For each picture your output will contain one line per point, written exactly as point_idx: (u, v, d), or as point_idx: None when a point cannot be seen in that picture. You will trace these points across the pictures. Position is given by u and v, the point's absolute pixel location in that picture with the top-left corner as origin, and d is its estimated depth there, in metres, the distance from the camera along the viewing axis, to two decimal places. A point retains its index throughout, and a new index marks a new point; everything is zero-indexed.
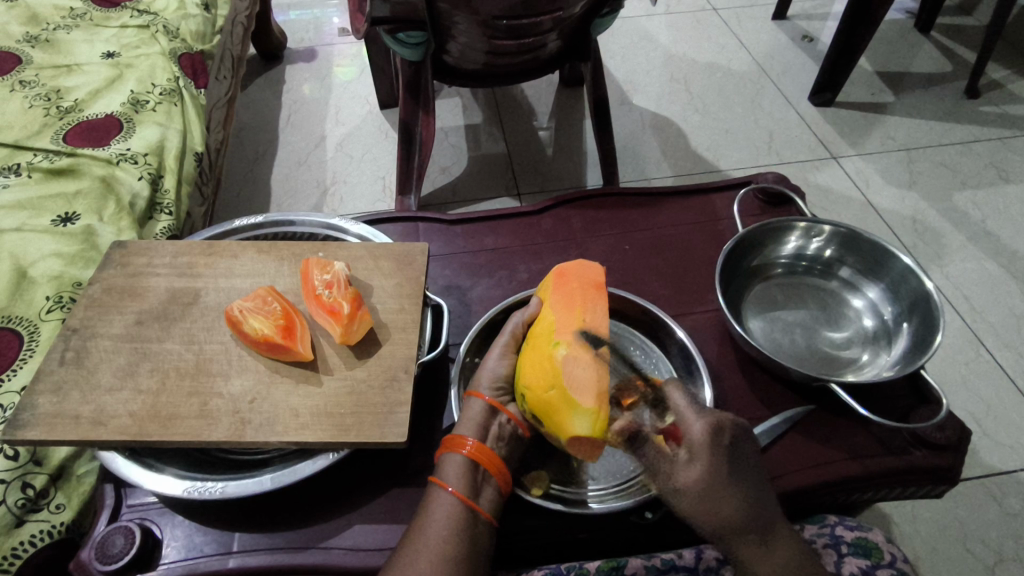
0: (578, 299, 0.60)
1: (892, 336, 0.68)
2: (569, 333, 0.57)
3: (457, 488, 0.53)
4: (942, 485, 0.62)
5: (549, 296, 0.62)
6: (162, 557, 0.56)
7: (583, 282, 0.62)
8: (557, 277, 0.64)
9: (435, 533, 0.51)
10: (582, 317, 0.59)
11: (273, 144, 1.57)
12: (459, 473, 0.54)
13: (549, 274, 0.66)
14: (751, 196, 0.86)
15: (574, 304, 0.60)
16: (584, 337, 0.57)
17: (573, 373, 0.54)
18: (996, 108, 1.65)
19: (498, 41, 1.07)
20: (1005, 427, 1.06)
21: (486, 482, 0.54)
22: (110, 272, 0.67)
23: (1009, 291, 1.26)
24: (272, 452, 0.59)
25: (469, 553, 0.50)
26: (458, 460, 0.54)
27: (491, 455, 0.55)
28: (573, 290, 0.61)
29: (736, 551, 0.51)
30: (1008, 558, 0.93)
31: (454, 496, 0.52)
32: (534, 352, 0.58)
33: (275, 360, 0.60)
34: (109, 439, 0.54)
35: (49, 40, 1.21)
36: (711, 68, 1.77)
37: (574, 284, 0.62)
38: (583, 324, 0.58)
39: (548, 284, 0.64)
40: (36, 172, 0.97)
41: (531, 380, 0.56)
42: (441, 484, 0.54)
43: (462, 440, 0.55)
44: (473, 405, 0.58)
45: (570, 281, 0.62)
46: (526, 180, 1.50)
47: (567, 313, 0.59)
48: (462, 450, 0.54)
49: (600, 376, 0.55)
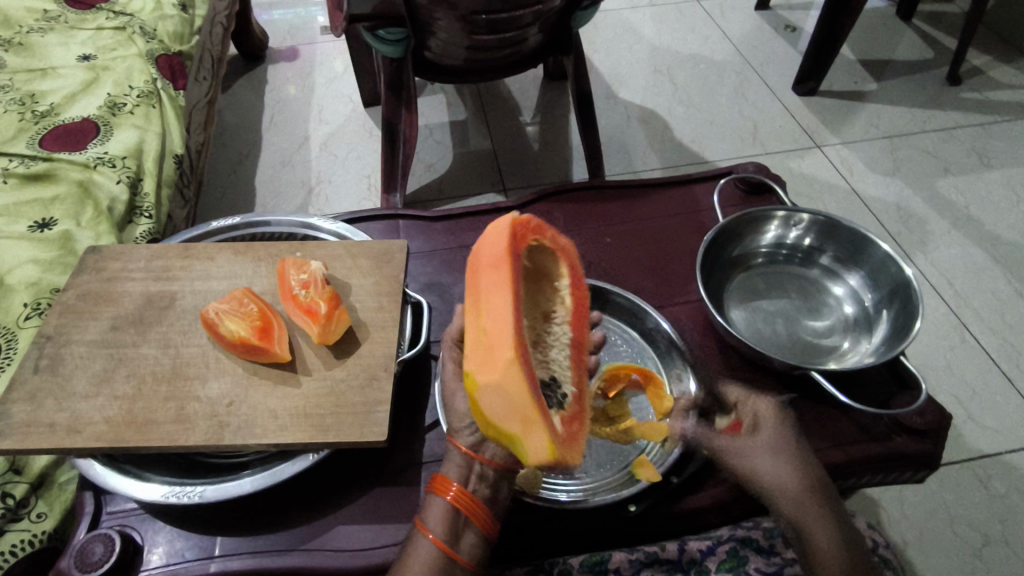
0: (479, 294, 0.49)
1: (873, 322, 0.68)
2: (473, 359, 0.48)
3: (437, 534, 0.51)
4: (923, 470, 0.62)
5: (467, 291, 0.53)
6: (144, 563, 0.56)
7: (483, 265, 0.50)
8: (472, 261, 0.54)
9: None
10: (480, 324, 0.48)
11: (256, 145, 1.56)
12: (441, 518, 0.51)
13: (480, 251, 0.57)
14: (732, 186, 0.86)
15: (475, 305, 0.49)
16: (488, 352, 0.46)
17: (491, 406, 0.46)
18: (978, 94, 1.66)
19: (478, 36, 1.07)
20: (990, 410, 1.07)
21: (469, 528, 0.52)
22: (85, 277, 0.66)
23: (992, 276, 1.27)
24: (251, 455, 0.59)
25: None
26: (441, 504, 0.52)
27: (473, 500, 0.52)
28: (477, 289, 0.49)
29: (798, 514, 0.51)
30: (993, 539, 0.94)
31: (434, 543, 0.50)
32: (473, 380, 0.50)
33: (253, 361, 0.59)
34: (84, 446, 0.54)
35: (23, 43, 1.20)
36: (695, 60, 1.77)
37: (475, 272, 0.51)
38: (484, 332, 0.47)
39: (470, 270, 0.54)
40: (12, 177, 0.96)
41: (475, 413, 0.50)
42: (423, 527, 0.52)
43: (444, 483, 0.52)
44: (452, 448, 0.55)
45: (472, 268, 0.52)
46: (512, 176, 1.49)
47: (470, 325, 0.49)
48: (446, 495, 0.52)
49: (518, 394, 0.45)
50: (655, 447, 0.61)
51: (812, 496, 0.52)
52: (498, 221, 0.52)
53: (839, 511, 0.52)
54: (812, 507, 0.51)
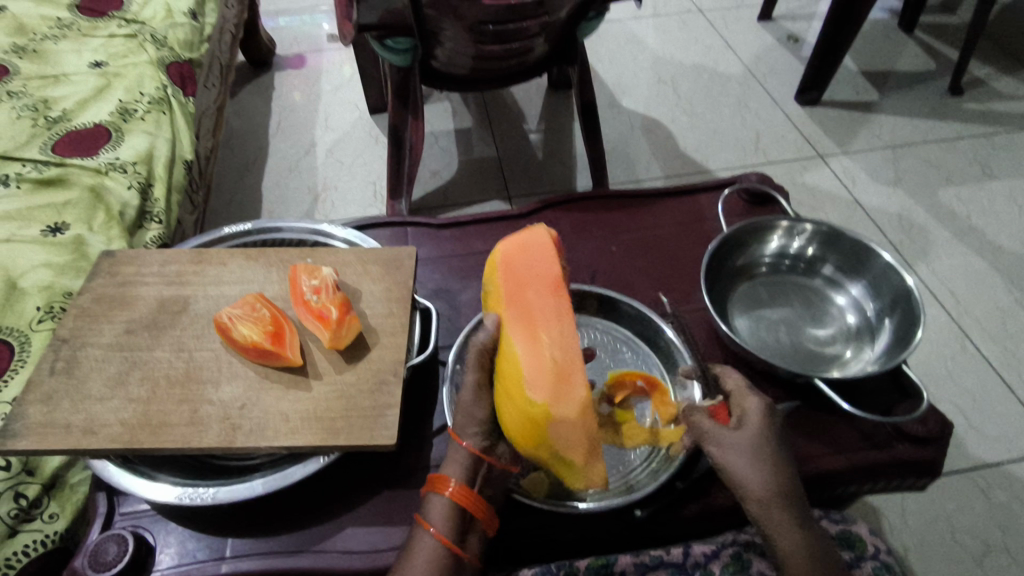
0: (542, 328, 0.57)
1: (875, 331, 0.69)
2: (540, 382, 0.54)
3: (439, 529, 0.51)
4: (925, 477, 0.63)
5: (505, 314, 0.59)
6: (156, 563, 0.57)
7: (541, 301, 0.58)
8: (510, 284, 0.60)
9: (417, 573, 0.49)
10: (547, 355, 0.55)
11: (263, 151, 1.58)
12: (443, 514, 0.52)
13: (496, 264, 0.62)
14: (735, 196, 0.87)
15: (535, 334, 0.56)
16: (558, 382, 0.54)
17: (562, 439, 0.54)
18: (979, 105, 1.67)
19: (485, 46, 1.08)
20: (991, 420, 1.07)
21: (470, 525, 0.53)
22: (99, 281, 0.68)
23: (993, 286, 1.28)
24: (262, 458, 0.60)
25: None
26: (441, 501, 0.52)
27: (474, 498, 0.52)
28: (537, 330, 0.57)
29: (764, 516, 0.51)
30: (994, 548, 0.94)
31: (437, 539, 0.51)
32: (513, 411, 0.55)
33: (265, 365, 0.60)
34: (100, 448, 0.55)
35: (36, 50, 1.22)
36: (698, 69, 1.79)
37: (533, 304, 0.58)
38: (557, 372, 0.55)
39: (502, 291, 0.60)
40: (25, 182, 0.98)
41: (512, 426, 0.55)
42: (424, 524, 0.52)
43: (445, 482, 0.53)
44: (455, 448, 0.56)
45: (525, 298, 0.59)
46: (516, 183, 1.51)
47: (531, 350, 0.56)
48: (446, 491, 0.53)
49: (588, 429, 0.54)
50: (660, 452, 0.61)
51: (779, 500, 0.51)
52: (550, 261, 0.61)
53: (805, 514, 0.51)
54: (775, 510, 0.51)
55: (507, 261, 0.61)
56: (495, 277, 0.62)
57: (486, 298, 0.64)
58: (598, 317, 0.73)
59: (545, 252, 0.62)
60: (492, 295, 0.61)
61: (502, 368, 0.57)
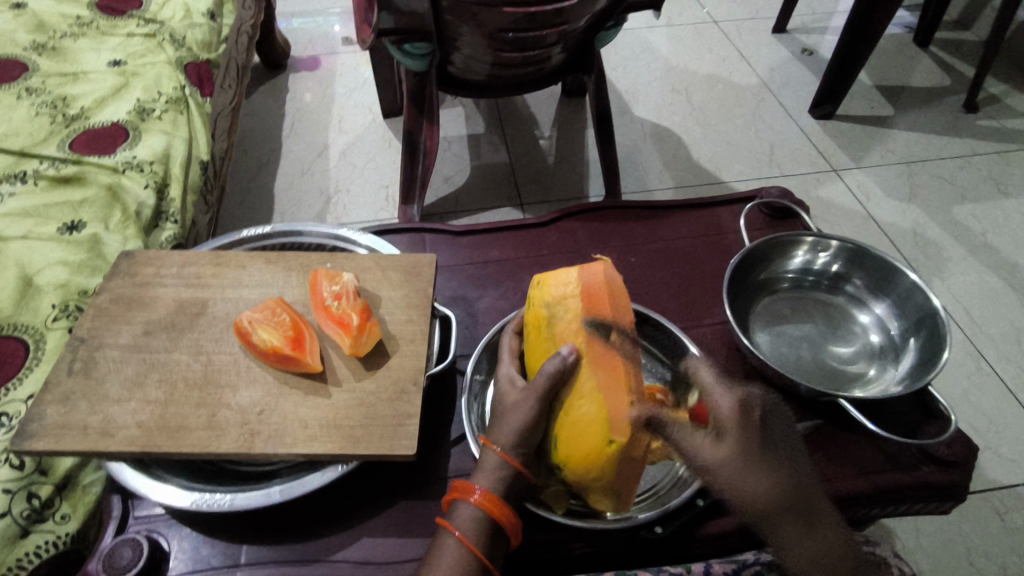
0: (626, 370, 0.53)
1: (899, 351, 0.68)
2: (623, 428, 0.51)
3: (464, 533, 0.50)
4: (950, 501, 0.62)
5: (584, 349, 0.55)
6: (169, 569, 0.56)
7: (621, 345, 0.55)
8: (593, 318, 0.55)
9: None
10: (630, 400, 0.52)
11: (276, 152, 1.58)
12: (471, 520, 0.51)
13: (578, 296, 0.57)
14: (757, 210, 0.87)
15: (620, 376, 0.53)
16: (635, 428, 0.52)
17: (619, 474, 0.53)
18: (994, 122, 1.66)
19: (503, 53, 1.08)
20: (1007, 441, 1.06)
21: (497, 534, 0.51)
22: (118, 281, 0.67)
23: (1009, 304, 1.27)
24: (280, 464, 0.59)
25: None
26: (467, 507, 0.51)
27: (503, 507, 0.52)
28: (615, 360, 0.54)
29: (773, 535, 0.48)
30: (1010, 572, 0.93)
31: (462, 545, 0.50)
32: (583, 436, 0.52)
33: (284, 371, 0.60)
34: (117, 450, 0.54)
35: (56, 47, 1.22)
36: (712, 80, 1.78)
37: (616, 344, 0.55)
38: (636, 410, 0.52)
39: (583, 324, 0.56)
40: (42, 180, 0.98)
41: (574, 457, 0.53)
42: (450, 527, 0.51)
43: (473, 488, 0.52)
44: (487, 453, 0.54)
45: (610, 337, 0.55)
46: (529, 190, 1.50)
47: (613, 393, 0.52)
48: (471, 497, 0.52)
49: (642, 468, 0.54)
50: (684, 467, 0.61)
51: (781, 511, 0.47)
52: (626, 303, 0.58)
53: (814, 517, 0.47)
54: (781, 524, 0.47)
55: (589, 294, 0.57)
56: (569, 305, 0.57)
57: (545, 318, 0.58)
58: None
59: (624, 290, 0.59)
60: (564, 322, 0.57)
61: (573, 399, 0.54)
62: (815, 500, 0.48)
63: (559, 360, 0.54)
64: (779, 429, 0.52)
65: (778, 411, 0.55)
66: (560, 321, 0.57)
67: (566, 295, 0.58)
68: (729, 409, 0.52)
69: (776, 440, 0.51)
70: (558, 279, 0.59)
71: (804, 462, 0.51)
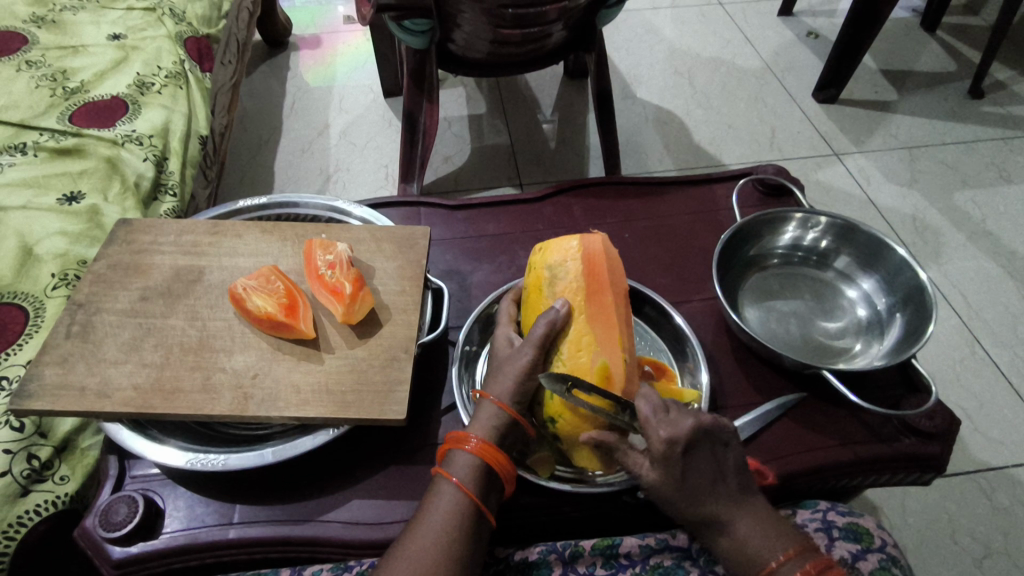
0: (620, 326, 0.56)
1: (885, 326, 0.69)
2: (621, 380, 0.54)
3: (461, 480, 0.52)
4: (930, 473, 0.63)
5: (583, 306, 0.56)
6: (164, 527, 0.57)
7: (618, 307, 0.57)
8: (593, 278, 0.57)
9: (437, 525, 0.50)
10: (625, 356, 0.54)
11: (277, 131, 1.58)
12: (467, 468, 0.52)
13: (579, 257, 0.58)
14: (751, 187, 0.87)
15: (616, 332, 0.55)
16: (630, 380, 0.55)
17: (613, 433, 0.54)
18: (999, 108, 1.65)
19: (503, 30, 1.08)
20: (997, 424, 1.07)
21: (492, 482, 0.53)
22: (116, 249, 0.68)
23: (1005, 290, 1.27)
24: (273, 427, 0.60)
25: (468, 552, 0.49)
26: (464, 456, 0.53)
27: (497, 454, 0.53)
28: (610, 320, 0.55)
29: (700, 535, 0.53)
30: (995, 551, 0.94)
31: (458, 490, 0.51)
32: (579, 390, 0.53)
33: (278, 337, 0.61)
34: (113, 411, 0.55)
35: (55, 21, 1.22)
36: (716, 63, 1.77)
37: (614, 304, 0.56)
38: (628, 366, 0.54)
39: (583, 283, 0.57)
40: (42, 151, 0.98)
41: (566, 410, 0.54)
42: (447, 474, 0.53)
43: (470, 436, 0.53)
44: (483, 405, 0.55)
45: (607, 298, 0.56)
46: (529, 171, 1.50)
47: (610, 346, 0.54)
48: (467, 446, 0.53)
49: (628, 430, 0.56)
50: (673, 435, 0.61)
51: (705, 523, 0.52)
52: (621, 268, 0.60)
53: (721, 526, 0.51)
54: (707, 531, 0.52)
55: (590, 258, 0.58)
56: (569, 267, 0.58)
57: (545, 279, 0.59)
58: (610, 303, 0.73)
59: (619, 259, 0.61)
60: (563, 281, 0.57)
61: (568, 353, 0.55)
62: (734, 520, 0.51)
63: (558, 315, 0.56)
64: (704, 457, 0.51)
65: (713, 433, 0.51)
66: (560, 281, 0.58)
67: (566, 256, 0.58)
68: (658, 448, 0.50)
69: (696, 473, 0.51)
70: (559, 243, 0.60)
71: (727, 482, 0.52)
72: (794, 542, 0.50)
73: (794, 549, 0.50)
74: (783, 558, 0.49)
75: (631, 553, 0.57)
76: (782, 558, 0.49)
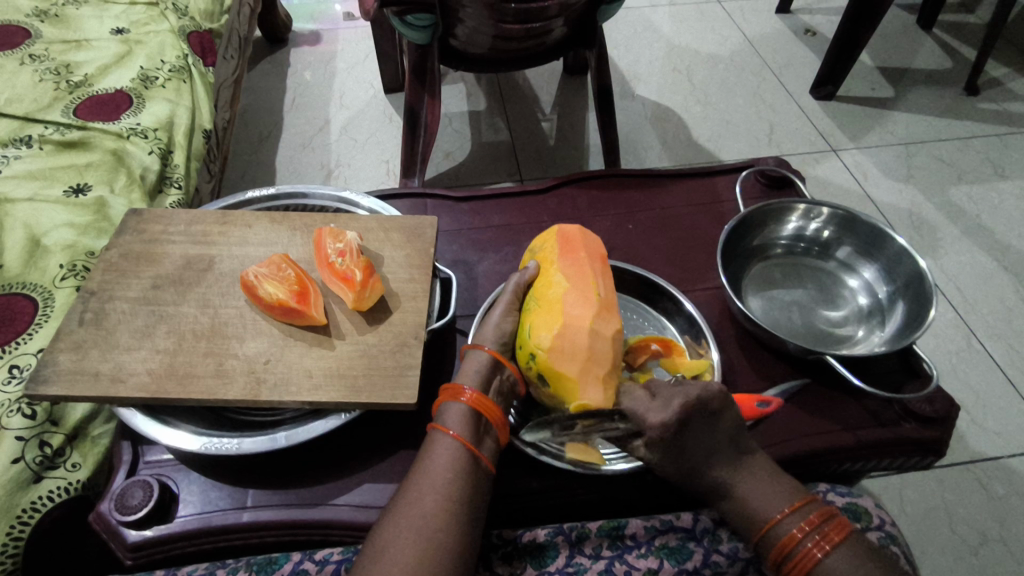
0: (590, 271, 0.62)
1: (886, 314, 0.70)
2: (592, 306, 0.58)
3: (458, 432, 0.53)
4: (930, 457, 0.65)
5: (552, 261, 0.63)
6: (178, 511, 0.58)
7: (591, 257, 0.64)
8: (564, 240, 0.65)
9: (437, 471, 0.51)
10: (596, 289, 0.60)
11: (278, 127, 1.58)
12: (462, 420, 0.54)
13: (552, 232, 0.67)
14: (754, 179, 0.89)
15: (588, 274, 0.61)
16: (602, 311, 0.58)
17: (596, 350, 0.56)
18: (995, 105, 1.67)
19: (505, 25, 1.08)
20: (993, 415, 1.09)
21: (486, 430, 0.55)
22: (126, 238, 0.69)
23: (1001, 284, 1.29)
24: (286, 413, 0.61)
25: (470, 494, 0.51)
26: (459, 408, 0.55)
27: (492, 405, 0.55)
28: (582, 264, 0.62)
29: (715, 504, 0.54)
30: (992, 539, 0.96)
31: (456, 440, 0.53)
32: (550, 315, 0.58)
33: (289, 324, 0.61)
34: (128, 395, 0.56)
35: (59, 15, 1.22)
36: (714, 59, 1.78)
37: (584, 255, 0.63)
38: (598, 298, 0.59)
39: (555, 245, 0.65)
40: (47, 144, 0.99)
41: (544, 339, 0.57)
42: (443, 428, 0.54)
43: (463, 389, 0.55)
44: (475, 356, 0.59)
45: (579, 251, 0.64)
46: (529, 167, 1.51)
47: (579, 285, 0.60)
48: (461, 399, 0.55)
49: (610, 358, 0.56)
50: None
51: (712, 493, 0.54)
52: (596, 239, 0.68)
53: (726, 488, 0.53)
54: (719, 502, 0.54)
55: (562, 230, 0.67)
56: (544, 244, 0.68)
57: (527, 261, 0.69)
58: (620, 289, 0.74)
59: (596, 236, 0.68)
60: (540, 251, 0.67)
61: (537, 294, 0.62)
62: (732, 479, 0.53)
63: (530, 272, 0.65)
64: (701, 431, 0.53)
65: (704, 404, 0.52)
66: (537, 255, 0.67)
67: (542, 238, 0.69)
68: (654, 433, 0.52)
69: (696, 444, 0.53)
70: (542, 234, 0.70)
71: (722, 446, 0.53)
72: (798, 496, 0.52)
73: (798, 501, 0.51)
74: (786, 511, 0.51)
75: (636, 535, 0.59)
76: (785, 511, 0.51)
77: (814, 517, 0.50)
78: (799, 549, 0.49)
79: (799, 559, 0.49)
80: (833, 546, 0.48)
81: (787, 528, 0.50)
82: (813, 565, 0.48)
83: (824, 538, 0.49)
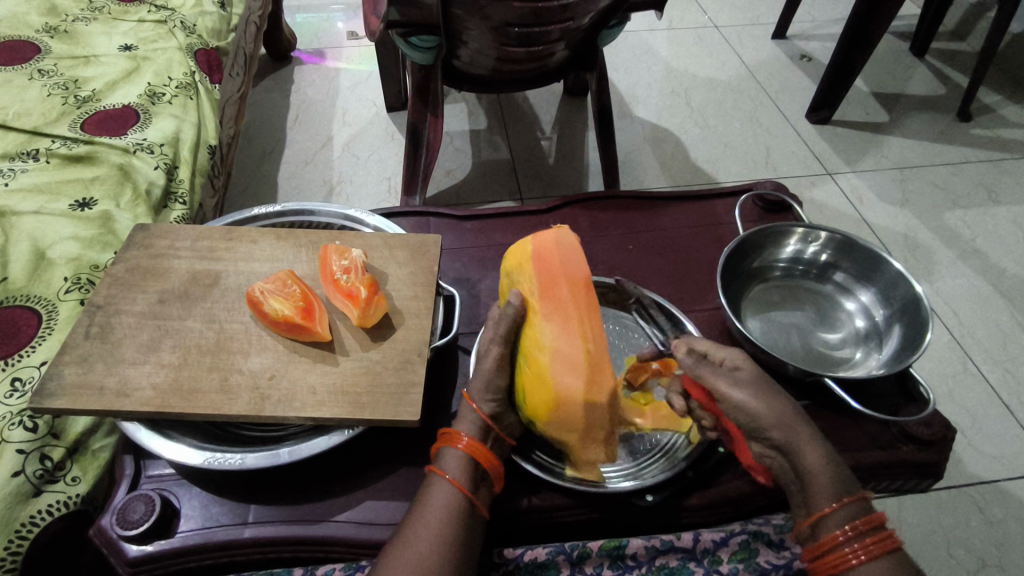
0: (577, 324, 0.60)
1: (883, 336, 0.71)
2: (583, 375, 0.58)
3: (455, 477, 0.54)
4: (928, 479, 0.65)
5: (540, 303, 0.61)
6: (179, 526, 0.58)
7: (575, 297, 0.61)
8: (546, 279, 0.62)
9: (433, 514, 0.51)
10: (585, 347, 0.59)
11: (280, 143, 1.60)
12: (459, 466, 0.54)
13: (532, 260, 0.64)
14: (752, 202, 0.90)
15: (575, 329, 0.60)
16: (594, 375, 0.59)
17: (592, 419, 0.59)
18: (987, 131, 1.70)
19: (508, 48, 1.10)
20: (989, 438, 1.09)
21: (482, 477, 0.55)
22: (133, 252, 0.69)
23: (996, 308, 1.30)
24: (288, 429, 0.62)
25: (464, 541, 0.51)
26: (456, 454, 0.55)
27: (488, 454, 0.55)
28: (569, 314, 0.61)
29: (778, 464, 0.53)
30: (989, 563, 0.96)
31: (453, 484, 0.53)
32: (542, 386, 0.59)
33: (294, 340, 0.62)
34: (132, 410, 0.56)
35: (68, 31, 1.24)
36: (712, 83, 1.81)
37: (569, 298, 0.61)
38: (589, 357, 0.59)
39: (537, 283, 0.63)
40: (54, 158, 1.00)
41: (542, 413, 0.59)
42: (439, 472, 0.54)
43: (462, 435, 0.56)
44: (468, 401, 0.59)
45: (563, 293, 0.62)
46: (529, 187, 1.53)
47: (568, 347, 0.59)
48: (459, 444, 0.55)
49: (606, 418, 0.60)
50: (680, 437, 0.63)
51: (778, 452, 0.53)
52: (580, 261, 0.64)
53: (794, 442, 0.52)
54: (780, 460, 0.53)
55: (541, 258, 0.64)
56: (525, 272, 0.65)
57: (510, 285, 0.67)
58: (621, 309, 0.75)
59: (578, 249, 0.65)
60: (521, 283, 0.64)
61: (527, 346, 0.61)
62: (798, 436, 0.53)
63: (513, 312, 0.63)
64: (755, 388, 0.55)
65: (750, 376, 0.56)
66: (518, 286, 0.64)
67: (522, 259, 0.65)
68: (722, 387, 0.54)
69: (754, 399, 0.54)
70: (521, 250, 0.67)
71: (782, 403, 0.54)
72: (847, 491, 0.51)
73: (848, 497, 0.51)
74: (835, 506, 0.50)
75: (637, 555, 0.59)
76: (835, 505, 0.50)
77: (860, 522, 0.50)
78: (838, 549, 0.50)
79: (834, 560, 0.49)
80: (870, 557, 0.49)
81: (834, 523, 0.50)
82: (846, 569, 0.49)
83: (864, 547, 0.49)
